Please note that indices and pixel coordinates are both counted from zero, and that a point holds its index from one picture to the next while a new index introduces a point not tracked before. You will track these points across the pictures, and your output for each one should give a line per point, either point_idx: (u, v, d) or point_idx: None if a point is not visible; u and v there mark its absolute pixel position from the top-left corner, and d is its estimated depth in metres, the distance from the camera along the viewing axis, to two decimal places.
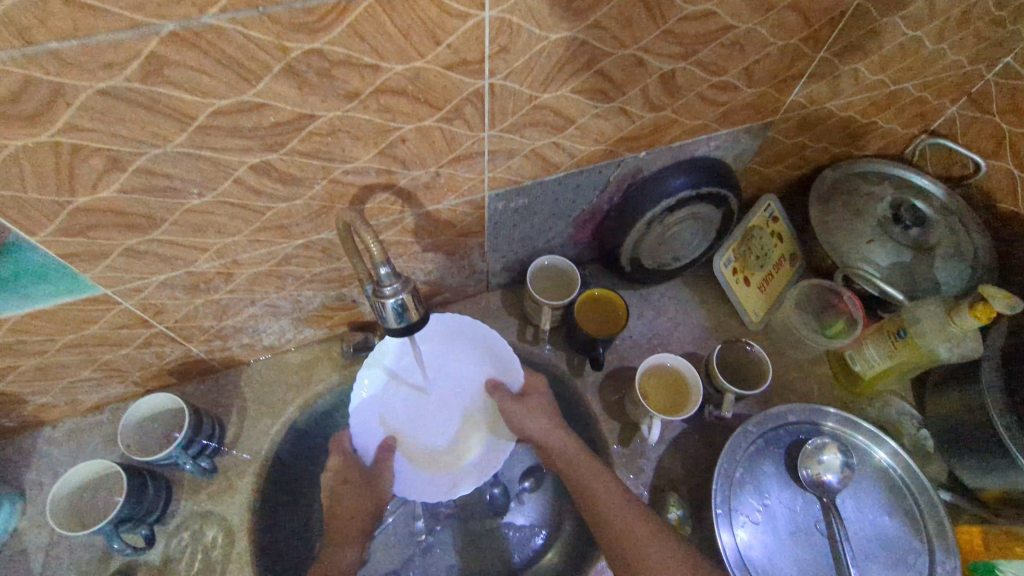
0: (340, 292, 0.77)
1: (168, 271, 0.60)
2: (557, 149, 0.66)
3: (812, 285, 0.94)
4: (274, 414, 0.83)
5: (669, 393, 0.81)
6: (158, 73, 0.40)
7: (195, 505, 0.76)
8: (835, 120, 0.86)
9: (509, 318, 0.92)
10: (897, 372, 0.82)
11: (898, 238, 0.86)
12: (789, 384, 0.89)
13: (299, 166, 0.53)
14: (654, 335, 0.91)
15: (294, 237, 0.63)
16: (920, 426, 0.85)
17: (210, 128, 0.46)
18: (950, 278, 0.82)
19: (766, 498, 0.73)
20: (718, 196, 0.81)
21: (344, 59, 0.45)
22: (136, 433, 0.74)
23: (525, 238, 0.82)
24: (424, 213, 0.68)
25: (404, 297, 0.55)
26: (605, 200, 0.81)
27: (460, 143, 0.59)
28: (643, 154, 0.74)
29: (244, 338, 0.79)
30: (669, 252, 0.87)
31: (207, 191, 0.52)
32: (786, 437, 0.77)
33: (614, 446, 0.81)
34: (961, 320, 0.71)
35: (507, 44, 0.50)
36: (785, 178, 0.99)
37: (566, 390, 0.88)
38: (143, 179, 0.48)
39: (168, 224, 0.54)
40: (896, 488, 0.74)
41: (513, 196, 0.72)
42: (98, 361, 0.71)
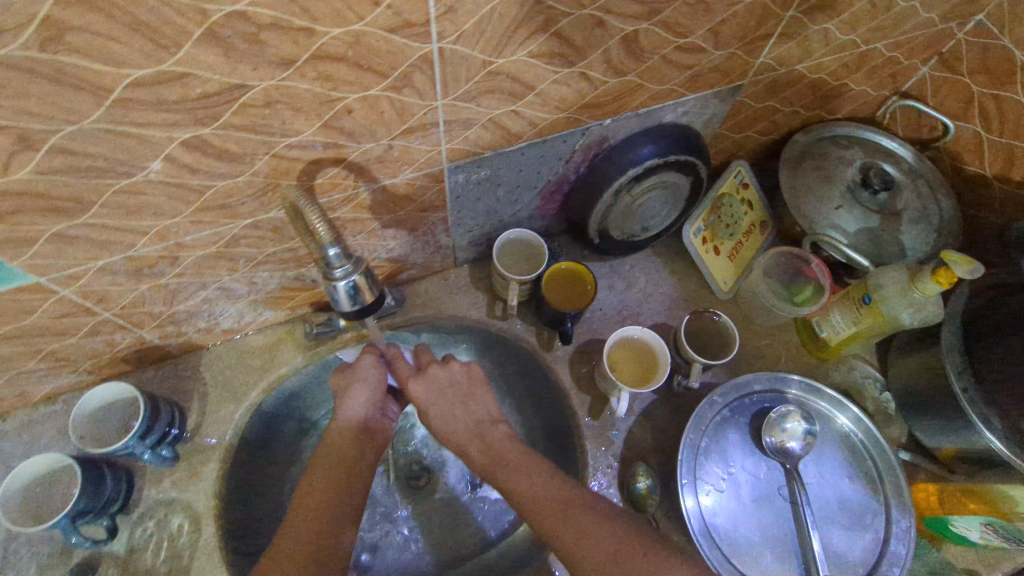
0: (298, 272, 0.74)
1: (105, 256, 0.57)
2: (517, 118, 0.63)
3: (780, 253, 0.90)
4: (237, 399, 0.81)
5: (639, 364, 0.81)
6: (60, 41, 0.36)
7: (159, 494, 0.74)
8: (804, 83, 0.84)
9: (477, 293, 0.90)
10: (862, 338, 0.83)
11: (866, 203, 0.86)
12: (757, 351, 0.90)
13: (236, 141, 0.50)
14: (624, 307, 0.90)
15: (240, 216, 0.60)
16: (883, 389, 0.87)
17: (130, 102, 0.42)
18: (915, 243, 0.84)
19: (730, 466, 0.74)
20: (687, 164, 0.79)
21: (272, 23, 0.41)
22: (90, 424, 0.71)
23: (490, 211, 0.80)
24: (379, 187, 0.65)
25: (356, 279, 0.54)
26: (571, 170, 0.78)
27: (411, 113, 0.56)
28: (608, 121, 0.72)
29: (199, 323, 0.76)
30: (638, 222, 0.85)
31: (137, 170, 0.48)
32: (751, 405, 0.77)
33: (584, 419, 0.81)
34: (923, 286, 0.71)
35: (453, 4, 0.46)
36: (755, 144, 0.97)
37: (536, 365, 0.88)
38: (62, 158, 0.44)
39: (98, 207, 0.51)
40: (856, 452, 0.76)
41: (474, 168, 0.69)
42: (42, 352, 0.67)
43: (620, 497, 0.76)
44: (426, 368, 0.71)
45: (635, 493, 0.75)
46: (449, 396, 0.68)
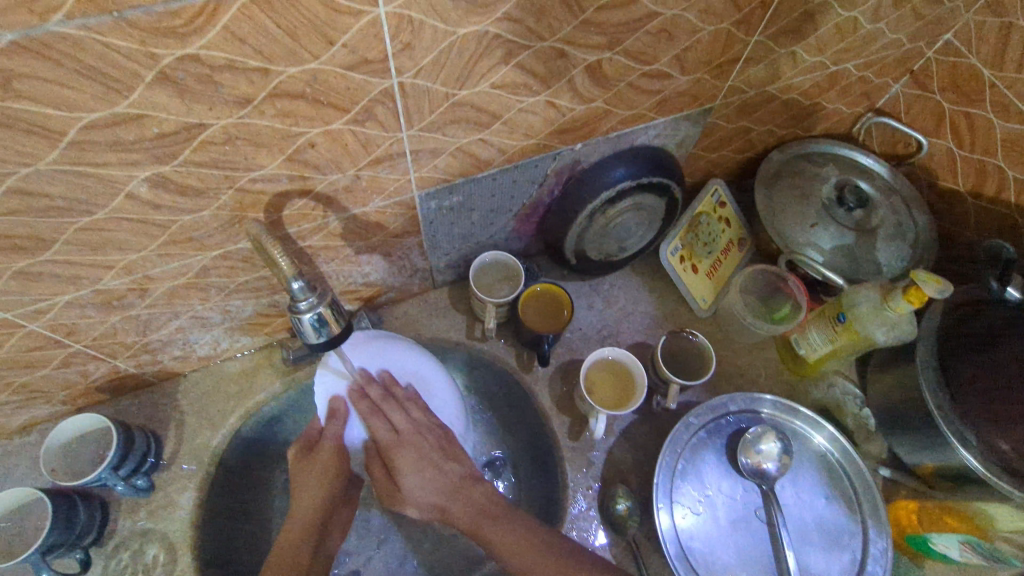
0: (272, 299, 0.74)
1: (72, 291, 0.57)
2: (485, 145, 0.64)
3: (757, 271, 0.91)
4: (214, 426, 0.80)
5: (616, 386, 0.80)
6: (8, 88, 0.37)
7: (135, 525, 0.73)
8: (776, 104, 0.85)
9: (456, 315, 0.90)
10: (839, 355, 0.83)
11: (842, 220, 0.86)
12: (737, 369, 0.90)
13: (198, 177, 0.50)
14: (604, 326, 0.90)
15: (208, 248, 0.60)
16: (863, 405, 0.86)
17: (85, 144, 0.43)
18: (890, 259, 0.84)
19: (706, 487, 0.74)
20: (661, 186, 0.80)
21: (225, 64, 0.42)
22: (62, 456, 0.71)
23: (466, 235, 0.80)
24: (349, 216, 0.65)
25: (321, 312, 0.55)
26: (545, 193, 0.79)
27: (376, 144, 0.56)
28: (579, 146, 0.72)
29: (175, 351, 0.76)
30: (614, 242, 0.85)
31: (98, 208, 0.49)
32: (728, 426, 0.77)
33: (564, 440, 0.81)
34: (896, 303, 0.72)
35: (411, 41, 0.47)
36: (732, 162, 0.98)
37: (517, 387, 0.87)
38: (18, 198, 0.45)
39: (61, 244, 0.51)
40: (833, 471, 0.76)
41: (446, 195, 0.70)
42: (12, 384, 0.67)
43: (600, 519, 0.76)
44: (405, 434, 0.68)
45: (613, 514, 0.75)
46: (429, 463, 0.67)
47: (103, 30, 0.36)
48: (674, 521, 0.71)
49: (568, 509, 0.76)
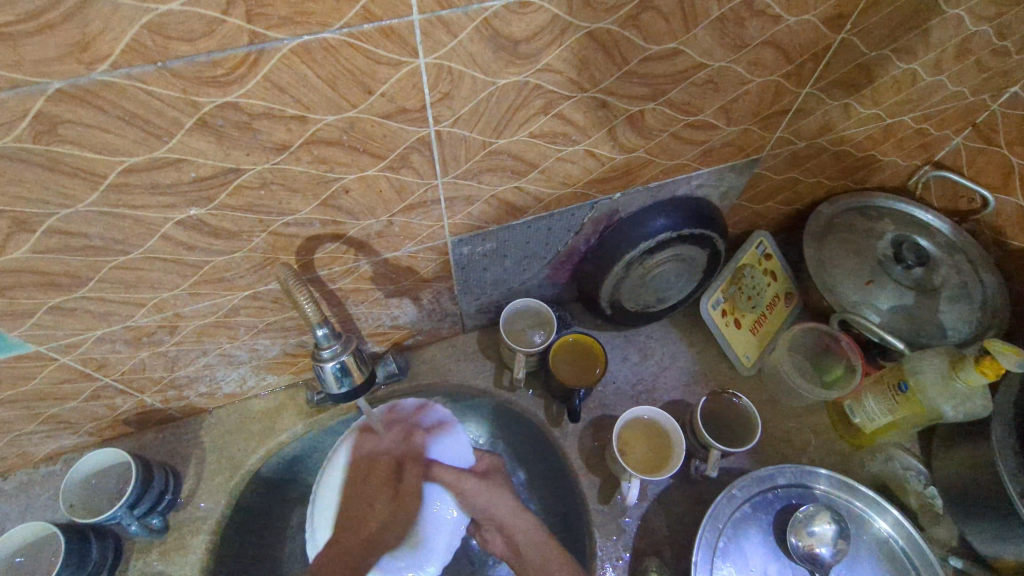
0: (299, 340, 0.73)
1: (105, 326, 0.57)
2: (521, 194, 0.62)
3: (806, 328, 0.86)
4: (234, 465, 0.78)
5: (651, 448, 0.75)
6: (52, 133, 0.38)
7: (145, 567, 0.70)
8: (827, 155, 0.81)
9: (484, 361, 0.87)
10: (900, 427, 0.75)
11: (900, 277, 0.80)
12: (784, 434, 0.83)
13: (232, 221, 0.50)
14: (639, 380, 0.86)
15: (239, 288, 0.59)
16: (927, 483, 0.78)
17: (124, 186, 0.43)
18: (957, 323, 0.77)
19: (752, 571, 0.67)
20: (703, 237, 0.76)
21: (264, 112, 0.42)
22: (81, 491, 0.69)
23: (498, 281, 0.78)
24: (381, 260, 0.64)
25: (345, 360, 0.53)
26: (582, 241, 0.76)
27: (410, 191, 0.55)
28: (618, 195, 0.70)
29: (201, 388, 0.75)
30: (652, 293, 0.81)
31: (134, 248, 0.49)
32: (776, 501, 0.71)
33: (593, 503, 0.75)
34: (966, 375, 0.66)
35: (449, 90, 0.46)
36: (778, 214, 0.94)
37: (546, 442, 0.83)
38: (57, 238, 0.45)
39: (96, 281, 0.51)
40: (898, 562, 0.68)
41: (480, 241, 0.68)
42: (41, 415, 0.67)
43: None
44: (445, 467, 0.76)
45: None
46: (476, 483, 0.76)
47: (146, 79, 0.37)
48: None
49: None
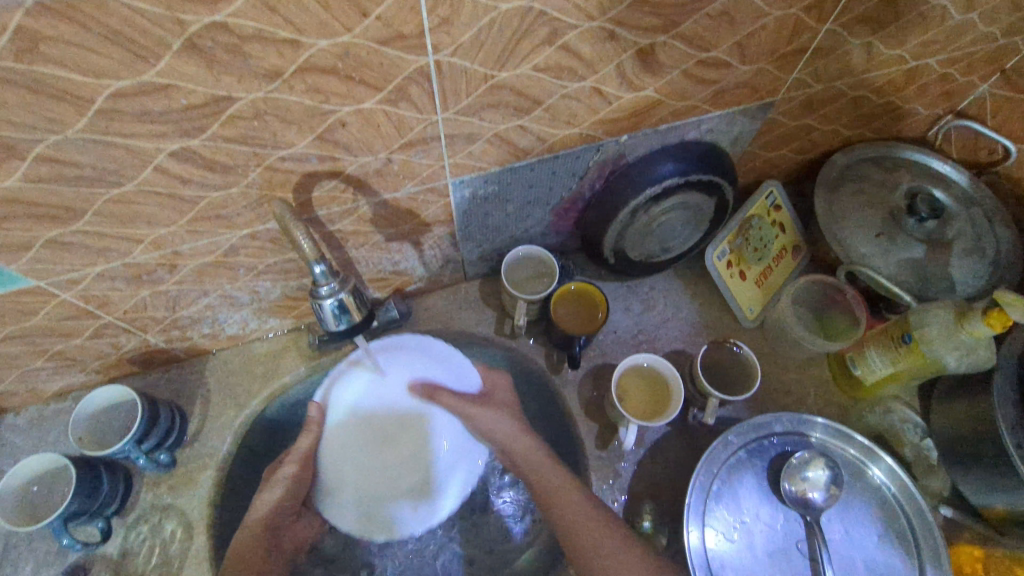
0: (300, 283, 0.73)
1: (104, 262, 0.57)
2: (525, 134, 0.61)
3: (811, 281, 0.85)
4: (238, 406, 0.79)
5: (650, 395, 0.76)
6: (35, 51, 0.36)
7: (155, 498, 0.73)
8: (845, 101, 0.78)
9: (486, 309, 0.87)
10: (900, 379, 0.75)
11: (911, 230, 0.78)
12: (783, 386, 0.83)
13: (226, 153, 0.49)
14: (641, 330, 0.86)
15: (237, 226, 0.58)
16: (925, 436, 0.78)
17: (113, 113, 0.42)
18: (966, 278, 0.75)
19: (743, 514, 0.69)
20: (711, 184, 0.74)
21: (255, 34, 0.40)
22: (91, 426, 0.71)
23: (500, 226, 0.77)
24: (380, 202, 0.63)
25: (344, 298, 0.53)
26: (586, 186, 0.75)
27: (409, 126, 0.53)
28: (625, 138, 0.68)
29: (204, 329, 0.75)
30: (657, 242, 0.80)
31: (127, 180, 0.48)
32: (771, 448, 0.72)
33: (591, 448, 0.77)
34: (972, 327, 0.65)
35: (449, 15, 0.44)
36: (790, 163, 0.91)
37: (546, 389, 0.84)
38: (47, 167, 0.44)
39: (92, 214, 0.50)
40: (888, 507, 0.70)
41: (481, 183, 0.66)
42: (48, 351, 0.68)
43: None
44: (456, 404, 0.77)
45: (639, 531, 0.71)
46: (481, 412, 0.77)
47: None
48: (706, 542, 0.67)
49: None
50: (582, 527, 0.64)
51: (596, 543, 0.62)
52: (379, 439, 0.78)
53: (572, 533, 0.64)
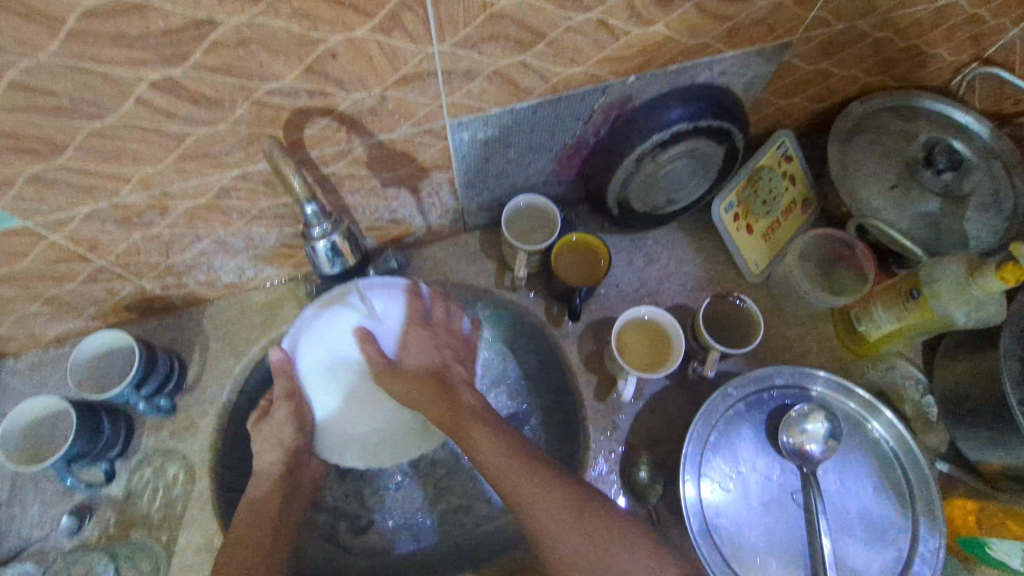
0: (296, 229, 0.71)
1: (92, 202, 0.55)
2: (526, 71, 0.58)
3: (820, 236, 0.83)
4: (237, 354, 0.79)
5: (651, 347, 0.75)
6: None
7: (157, 443, 0.73)
8: (867, 44, 0.74)
9: (486, 261, 0.85)
10: (905, 335, 0.74)
11: (927, 183, 0.75)
12: (786, 341, 0.83)
13: (212, 85, 0.47)
14: (643, 284, 0.84)
15: (227, 167, 0.56)
16: (926, 392, 0.78)
17: (87, 35, 0.39)
18: (980, 233, 0.73)
19: (740, 464, 0.69)
20: (721, 131, 0.71)
21: None
22: (89, 371, 0.71)
23: (501, 174, 0.74)
24: (375, 143, 0.60)
25: (336, 240, 0.52)
26: (590, 132, 0.72)
27: (404, 59, 0.51)
28: (632, 79, 0.65)
29: (200, 276, 0.74)
30: (662, 192, 0.78)
31: (108, 112, 0.46)
32: (771, 401, 0.72)
33: (590, 400, 0.77)
34: (984, 281, 0.63)
35: None
36: (804, 113, 0.87)
37: (546, 342, 0.83)
38: (23, 95, 0.42)
39: (74, 149, 0.48)
40: (885, 460, 0.70)
41: (480, 126, 0.64)
42: (42, 296, 0.67)
43: (620, 484, 0.72)
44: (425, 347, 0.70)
45: (635, 482, 0.71)
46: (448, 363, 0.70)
47: None
48: (700, 491, 0.67)
49: (589, 472, 0.72)
50: (522, 472, 0.58)
51: (534, 488, 0.56)
52: (359, 384, 0.70)
53: (511, 482, 0.58)
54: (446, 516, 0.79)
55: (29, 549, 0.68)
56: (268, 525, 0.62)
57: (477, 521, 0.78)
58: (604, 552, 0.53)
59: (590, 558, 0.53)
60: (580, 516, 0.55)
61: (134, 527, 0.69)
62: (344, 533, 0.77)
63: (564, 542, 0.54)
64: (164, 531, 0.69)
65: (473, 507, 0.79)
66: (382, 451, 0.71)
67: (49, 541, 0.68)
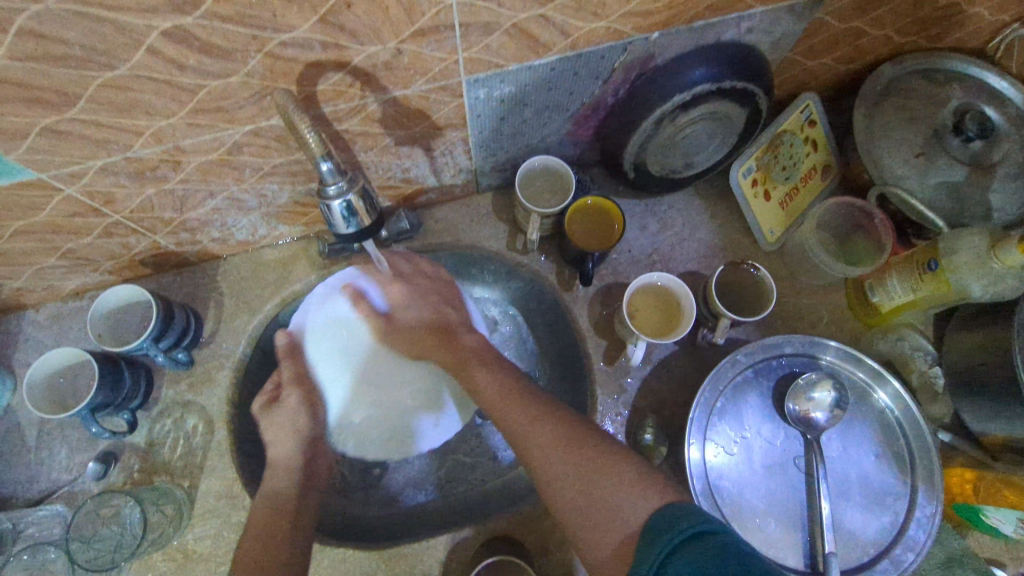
0: (308, 187, 0.71)
1: (105, 155, 0.54)
2: (546, 25, 0.55)
3: (838, 204, 0.80)
4: (251, 311, 0.80)
5: (661, 312, 0.75)
6: None
7: (177, 395, 0.75)
8: (904, 2, 0.70)
9: (498, 224, 0.84)
10: (919, 307, 0.74)
11: (954, 151, 0.74)
12: (797, 311, 0.82)
13: (223, 35, 0.45)
14: (656, 250, 0.84)
15: (240, 122, 0.55)
16: (934, 364, 0.78)
17: None
18: (1005, 204, 0.72)
19: (744, 429, 0.70)
20: (745, 93, 0.69)
21: None
22: (108, 323, 0.72)
23: (516, 134, 0.73)
24: (390, 99, 0.59)
25: (351, 200, 0.51)
26: (610, 91, 0.69)
27: (420, 11, 0.49)
28: (655, 35, 0.62)
29: (213, 232, 0.74)
30: (680, 156, 0.76)
31: (119, 62, 0.45)
32: (779, 369, 0.73)
33: (599, 363, 0.78)
34: (1006, 256, 0.62)
35: None
36: (831, 75, 0.84)
37: (556, 307, 0.83)
38: (32, 43, 0.41)
39: (86, 101, 0.48)
40: (889, 429, 0.71)
41: (497, 83, 0.62)
42: (59, 249, 0.67)
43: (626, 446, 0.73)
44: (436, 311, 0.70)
45: (641, 443, 0.72)
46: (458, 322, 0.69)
47: None
48: (704, 454, 0.69)
49: None
50: (514, 407, 0.60)
51: (521, 423, 0.58)
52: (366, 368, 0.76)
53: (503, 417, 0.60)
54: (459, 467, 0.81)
55: (59, 492, 0.71)
56: (287, 471, 0.62)
57: (484, 477, 0.81)
58: (590, 485, 0.53)
59: (577, 489, 0.53)
60: (567, 446, 0.55)
61: (156, 474, 0.72)
62: (357, 485, 0.80)
63: (553, 471, 0.55)
64: (186, 478, 0.72)
65: (481, 463, 0.82)
66: (392, 439, 0.78)
67: (76, 485, 0.71)
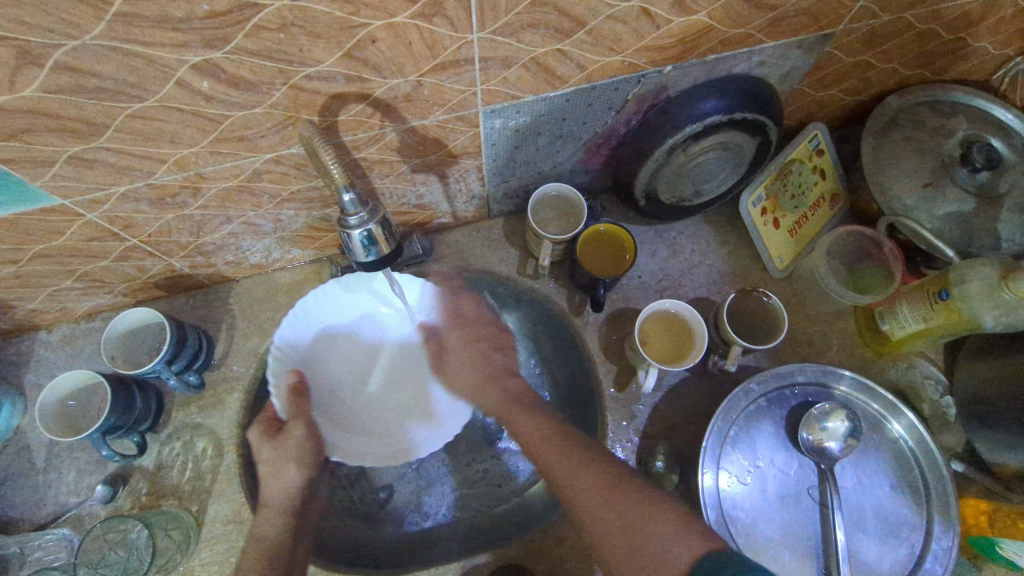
0: (324, 213, 0.71)
1: (127, 182, 0.55)
2: (564, 59, 0.57)
3: (847, 232, 0.81)
4: (263, 333, 0.80)
5: (672, 339, 0.75)
6: None
7: (187, 418, 0.75)
8: (911, 36, 0.71)
9: (509, 249, 0.85)
10: (930, 336, 0.73)
11: (962, 181, 0.74)
12: (806, 338, 0.83)
13: (251, 68, 0.46)
14: (666, 276, 0.84)
15: (261, 150, 0.56)
16: (944, 393, 0.78)
17: (133, 17, 0.39)
18: (1012, 234, 0.72)
19: (758, 459, 0.70)
20: (756, 124, 0.70)
21: None
22: (121, 345, 0.73)
23: (530, 161, 0.74)
24: (408, 128, 0.60)
25: (372, 229, 0.51)
26: (622, 121, 0.70)
27: (443, 46, 0.50)
28: (669, 68, 0.63)
29: (228, 256, 0.75)
30: (690, 184, 0.77)
31: (148, 94, 0.46)
32: (792, 398, 0.72)
33: (609, 389, 0.77)
34: (1017, 286, 0.61)
35: None
36: (838, 106, 0.85)
37: (565, 330, 0.83)
38: (66, 76, 0.42)
39: (114, 131, 0.49)
40: (902, 461, 0.70)
41: (513, 114, 0.63)
42: (76, 271, 0.68)
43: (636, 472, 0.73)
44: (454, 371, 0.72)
45: (652, 470, 0.71)
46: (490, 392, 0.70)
47: None
48: (717, 481, 0.68)
49: None
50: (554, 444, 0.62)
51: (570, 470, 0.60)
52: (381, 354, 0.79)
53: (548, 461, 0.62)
54: (469, 493, 0.80)
55: (66, 515, 0.70)
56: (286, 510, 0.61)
57: (490, 504, 0.80)
58: (633, 528, 0.54)
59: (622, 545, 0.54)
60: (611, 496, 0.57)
61: (165, 497, 0.71)
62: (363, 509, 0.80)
63: (595, 513, 0.56)
64: (194, 502, 0.71)
65: (485, 491, 0.80)
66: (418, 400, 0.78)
67: (85, 508, 0.70)
